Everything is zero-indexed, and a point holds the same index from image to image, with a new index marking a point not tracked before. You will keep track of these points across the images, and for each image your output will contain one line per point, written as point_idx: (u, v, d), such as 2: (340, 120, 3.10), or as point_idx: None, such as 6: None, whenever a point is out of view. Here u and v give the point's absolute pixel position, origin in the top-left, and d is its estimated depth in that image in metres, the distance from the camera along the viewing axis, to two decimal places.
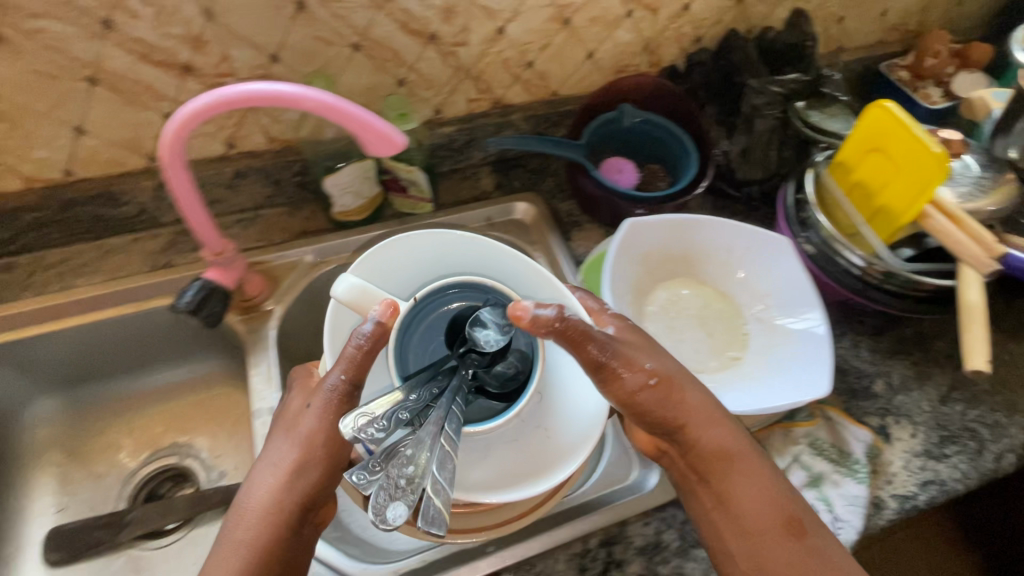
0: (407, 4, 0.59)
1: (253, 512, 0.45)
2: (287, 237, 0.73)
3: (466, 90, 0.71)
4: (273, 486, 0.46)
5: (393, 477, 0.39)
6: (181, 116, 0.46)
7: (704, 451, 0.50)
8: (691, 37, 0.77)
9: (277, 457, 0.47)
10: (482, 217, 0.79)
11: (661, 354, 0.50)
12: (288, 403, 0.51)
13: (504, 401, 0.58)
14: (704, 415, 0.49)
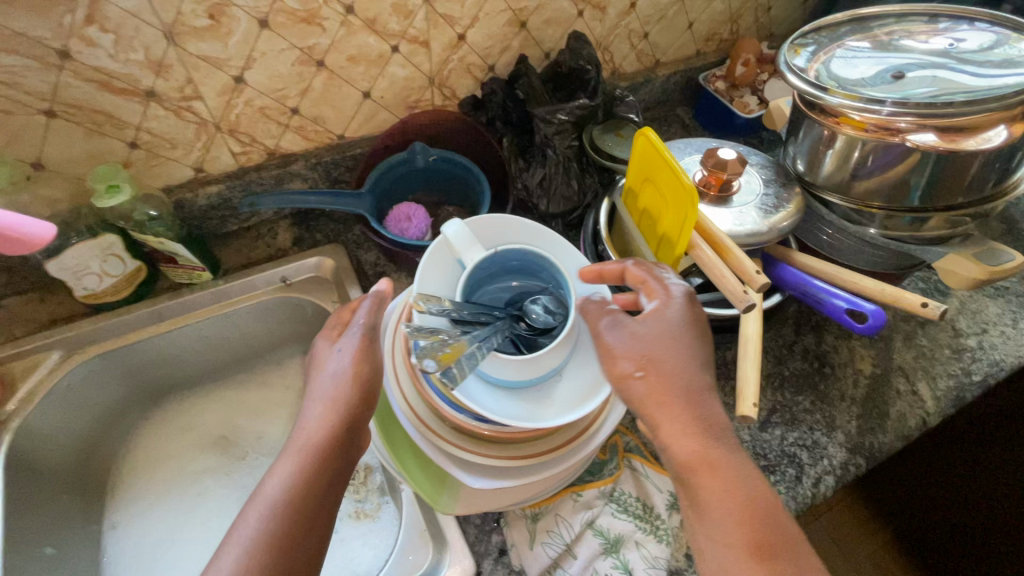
0: (99, 62, 0.51)
1: (317, 427, 0.45)
2: (33, 329, 0.63)
3: (224, 144, 0.64)
4: (339, 401, 0.46)
5: (443, 341, 0.43)
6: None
7: (699, 466, 0.41)
8: (482, 66, 0.72)
9: (319, 384, 0.47)
10: (277, 277, 0.70)
11: (641, 327, 0.45)
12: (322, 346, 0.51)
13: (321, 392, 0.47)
14: (671, 407, 0.43)
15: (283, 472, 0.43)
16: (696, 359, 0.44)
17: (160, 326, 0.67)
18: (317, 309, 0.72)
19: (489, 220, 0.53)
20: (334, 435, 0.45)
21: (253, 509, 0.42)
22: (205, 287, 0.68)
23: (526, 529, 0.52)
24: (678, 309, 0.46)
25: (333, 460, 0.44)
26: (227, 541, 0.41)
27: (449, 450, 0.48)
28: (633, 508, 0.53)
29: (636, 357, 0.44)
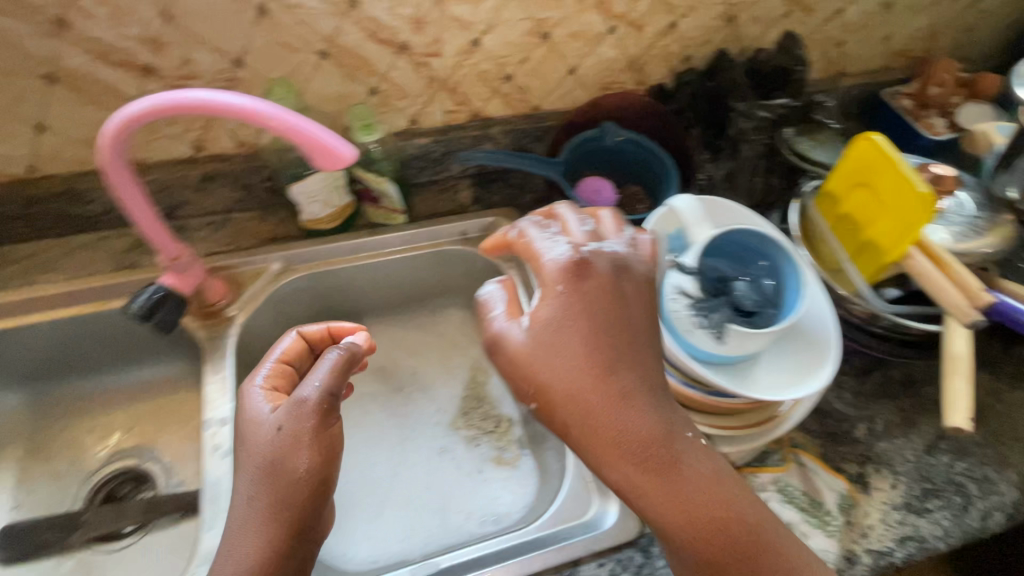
0: (376, 13, 0.58)
1: (252, 556, 0.44)
2: (256, 242, 0.72)
3: (442, 101, 0.69)
4: (300, 486, 0.45)
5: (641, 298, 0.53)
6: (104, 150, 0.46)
7: (581, 436, 0.42)
8: (680, 56, 0.74)
9: (257, 438, 0.47)
10: (457, 231, 0.77)
11: (545, 314, 0.45)
12: (246, 395, 0.50)
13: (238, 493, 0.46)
14: (602, 428, 0.42)
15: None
16: (592, 339, 0.44)
17: (355, 258, 0.74)
18: (488, 264, 0.77)
19: (720, 204, 0.55)
20: (296, 508, 0.45)
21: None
22: (397, 229, 0.75)
23: None
24: (560, 304, 0.45)
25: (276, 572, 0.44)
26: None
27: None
28: (799, 500, 0.55)
29: (532, 372, 0.43)
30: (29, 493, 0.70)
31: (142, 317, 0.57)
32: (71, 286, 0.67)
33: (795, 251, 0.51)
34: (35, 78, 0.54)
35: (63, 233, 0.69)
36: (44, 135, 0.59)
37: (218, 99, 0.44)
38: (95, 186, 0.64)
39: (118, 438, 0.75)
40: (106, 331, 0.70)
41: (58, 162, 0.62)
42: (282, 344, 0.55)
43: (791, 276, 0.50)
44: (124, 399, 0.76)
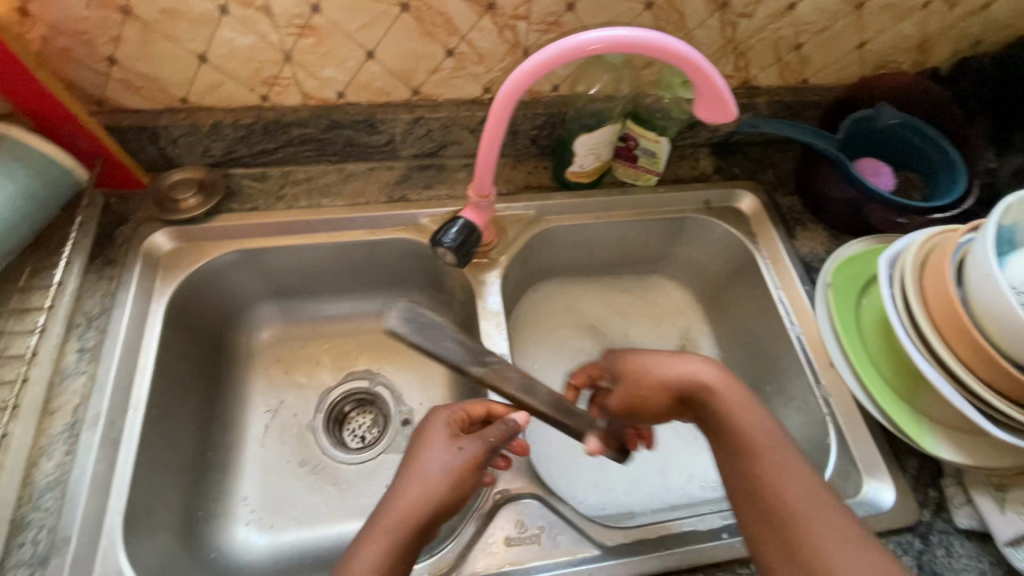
0: None
1: (412, 476, 0.47)
2: (511, 189, 0.73)
3: (725, 65, 0.68)
4: (437, 487, 0.46)
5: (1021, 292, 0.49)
6: (512, 81, 0.47)
7: (681, 383, 0.53)
8: (971, 40, 0.70)
9: (437, 443, 0.50)
10: (701, 199, 0.76)
11: (698, 370, 0.53)
12: (434, 423, 0.52)
13: (424, 465, 0.48)
14: (640, 361, 0.55)
15: (371, 552, 0.43)
16: (674, 357, 0.54)
17: (599, 214, 0.75)
18: (727, 237, 0.76)
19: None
20: (434, 495, 0.46)
21: (370, 540, 0.44)
22: (646, 190, 0.75)
23: (991, 496, 0.54)
24: (617, 356, 0.59)
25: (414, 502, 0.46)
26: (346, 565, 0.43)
27: (982, 400, 0.51)
28: None
29: (498, 393, 0.51)
30: (282, 402, 0.75)
31: (454, 248, 0.59)
32: (349, 211, 0.69)
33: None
34: (392, 4, 0.55)
35: (339, 160, 0.72)
36: (370, 62, 0.61)
37: (672, 41, 0.44)
38: (390, 118, 0.66)
39: (353, 362, 0.79)
40: (366, 260, 0.73)
41: (366, 91, 0.64)
42: (495, 403, 0.56)
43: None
44: (358, 326, 0.80)
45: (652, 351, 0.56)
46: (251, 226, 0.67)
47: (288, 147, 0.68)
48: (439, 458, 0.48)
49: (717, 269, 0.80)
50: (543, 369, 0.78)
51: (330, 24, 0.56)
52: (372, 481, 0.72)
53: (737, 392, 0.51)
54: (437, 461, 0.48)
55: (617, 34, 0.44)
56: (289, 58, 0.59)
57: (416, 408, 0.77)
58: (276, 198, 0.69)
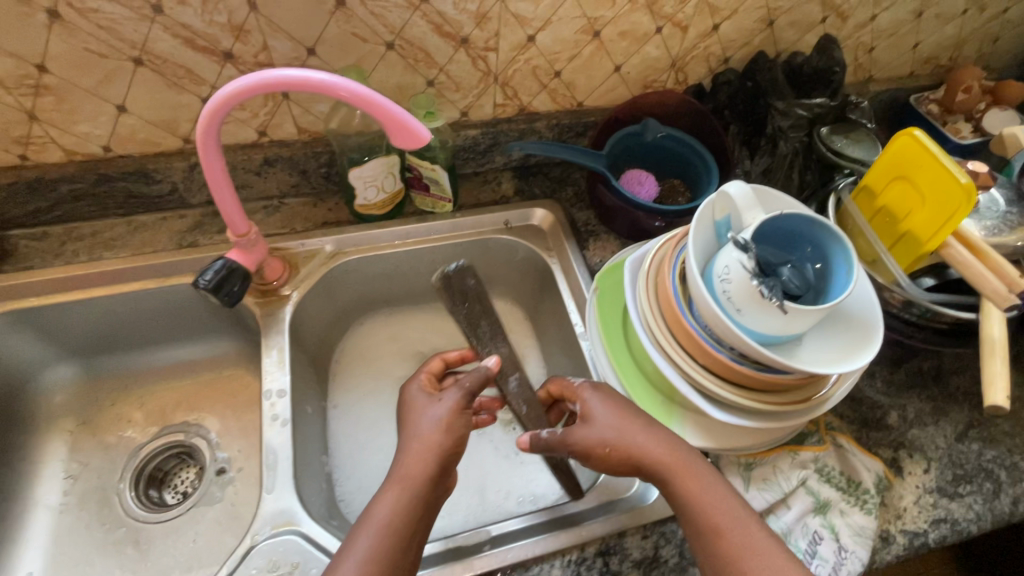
0: (443, 8, 0.61)
1: (415, 446, 0.52)
2: (309, 226, 0.75)
3: (493, 95, 0.73)
4: (433, 436, 0.52)
5: (720, 280, 0.52)
6: (212, 104, 0.48)
7: (642, 464, 0.51)
8: (719, 57, 0.77)
9: (423, 404, 0.56)
10: (501, 220, 0.79)
11: (659, 451, 0.51)
12: (421, 394, 0.57)
13: (426, 418, 0.54)
14: (693, 474, 0.50)
15: (389, 500, 0.49)
16: (649, 428, 0.52)
17: (402, 243, 0.77)
18: (529, 254, 0.79)
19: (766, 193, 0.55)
20: (435, 454, 0.51)
21: (391, 487, 0.50)
22: (443, 217, 0.78)
23: (740, 473, 0.56)
24: (603, 402, 0.55)
25: (427, 461, 0.51)
26: (364, 515, 0.49)
27: (704, 385, 0.54)
28: (837, 480, 0.57)
29: (430, 412, 0.54)
30: (84, 466, 0.72)
31: (210, 289, 0.58)
32: (133, 261, 0.69)
33: (842, 233, 0.51)
34: (124, 60, 0.57)
35: (127, 212, 0.72)
36: (124, 115, 0.62)
37: (387, 104, 0.48)
38: (164, 167, 0.67)
39: (167, 415, 0.76)
40: (163, 309, 0.72)
41: (132, 143, 0.65)
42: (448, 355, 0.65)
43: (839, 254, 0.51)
44: (173, 378, 0.78)
45: (613, 407, 0.54)
46: (25, 285, 0.66)
47: (63, 205, 0.68)
48: (434, 413, 0.54)
49: (530, 284, 0.83)
50: (365, 401, 0.78)
51: (64, 81, 0.57)
52: (178, 537, 0.69)
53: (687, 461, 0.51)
54: (435, 415, 0.54)
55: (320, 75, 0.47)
56: (34, 117, 0.59)
57: (234, 456, 0.75)
58: (55, 256, 0.69)
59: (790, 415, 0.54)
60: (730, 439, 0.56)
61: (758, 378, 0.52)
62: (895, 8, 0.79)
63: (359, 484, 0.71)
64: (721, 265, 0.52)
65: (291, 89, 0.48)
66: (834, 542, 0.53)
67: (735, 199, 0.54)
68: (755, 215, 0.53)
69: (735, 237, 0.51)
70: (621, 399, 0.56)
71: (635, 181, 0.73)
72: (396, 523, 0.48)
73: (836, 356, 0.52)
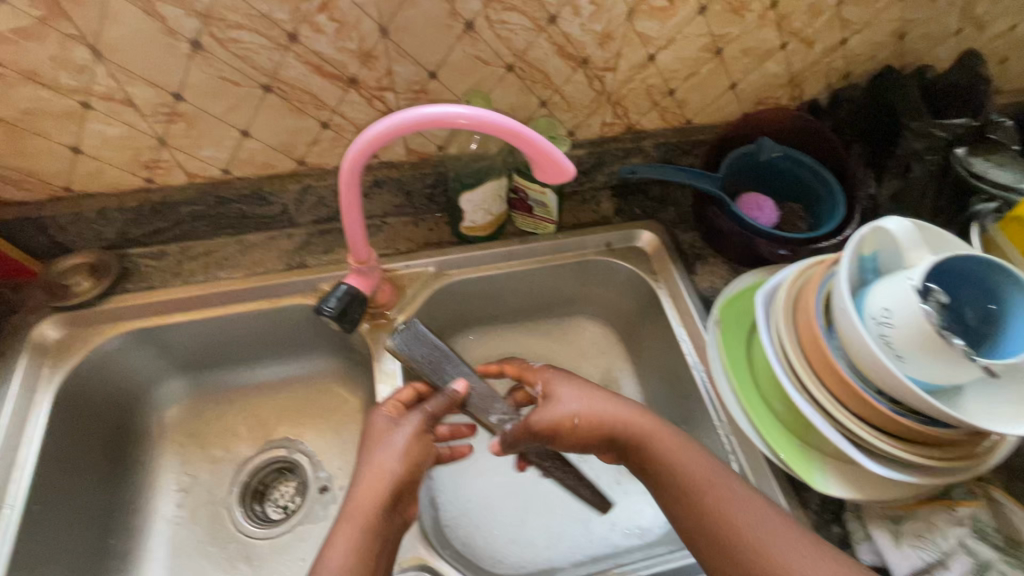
0: (569, 29, 0.58)
1: (367, 477, 0.52)
2: (412, 247, 0.74)
3: (603, 114, 0.70)
4: (391, 465, 0.53)
5: (878, 322, 0.48)
6: (360, 142, 0.47)
7: (629, 429, 0.56)
8: (841, 72, 0.73)
9: (381, 430, 0.56)
10: (602, 241, 0.77)
11: (637, 432, 0.55)
12: (380, 420, 0.58)
13: (386, 446, 0.54)
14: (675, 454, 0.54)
15: (345, 536, 0.49)
16: (615, 402, 0.57)
17: (502, 265, 0.75)
18: (632, 277, 0.77)
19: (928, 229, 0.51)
20: (389, 481, 0.52)
21: (343, 527, 0.50)
22: (546, 237, 0.76)
23: (888, 530, 0.53)
24: (568, 381, 0.59)
25: (381, 494, 0.51)
26: (321, 556, 0.48)
27: (855, 435, 0.51)
28: (995, 539, 0.52)
29: (391, 441, 0.54)
30: (194, 479, 0.73)
31: (334, 317, 0.59)
32: (246, 282, 0.70)
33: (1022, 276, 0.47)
34: (255, 87, 0.57)
35: (238, 232, 0.73)
36: (247, 140, 0.62)
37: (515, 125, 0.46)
38: (278, 190, 0.68)
39: (268, 431, 0.77)
40: (270, 328, 0.73)
41: (251, 166, 0.65)
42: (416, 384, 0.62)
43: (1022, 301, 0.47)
44: (272, 393, 0.79)
45: (580, 388, 0.58)
46: (147, 305, 0.68)
47: (181, 225, 0.70)
48: (397, 440, 0.55)
49: (630, 306, 0.80)
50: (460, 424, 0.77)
51: (198, 109, 0.58)
52: (286, 554, 0.70)
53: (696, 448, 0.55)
54: (395, 443, 0.54)
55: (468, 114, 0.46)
56: (164, 142, 0.60)
57: (334, 474, 0.75)
58: (173, 275, 0.70)
59: (950, 470, 0.50)
60: (877, 489, 0.52)
61: (919, 429, 0.48)
62: None
63: (462, 509, 0.70)
64: (879, 308, 0.48)
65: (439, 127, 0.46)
66: None
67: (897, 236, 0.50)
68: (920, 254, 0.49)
69: (898, 279, 0.48)
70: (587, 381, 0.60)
71: (754, 205, 0.69)
72: (352, 561, 0.48)
73: (1010, 412, 0.47)
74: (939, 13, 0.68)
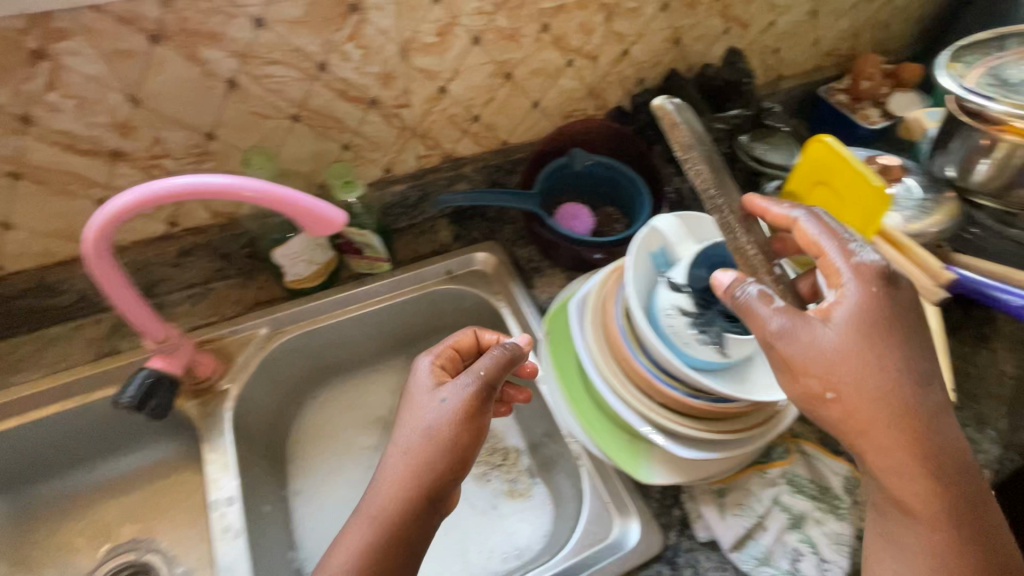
0: (344, 73, 0.58)
1: (403, 466, 0.47)
2: (240, 310, 0.71)
3: (414, 148, 0.70)
4: (438, 448, 0.47)
5: (673, 316, 0.52)
6: (100, 218, 0.44)
7: (904, 400, 0.41)
8: (634, 79, 0.78)
9: (424, 406, 0.50)
10: (443, 270, 0.77)
11: (924, 406, 0.42)
12: (429, 397, 0.50)
13: (421, 421, 0.49)
14: (880, 418, 0.41)
15: (365, 539, 0.45)
16: (910, 355, 0.42)
17: (341, 311, 0.74)
18: (477, 301, 0.78)
19: (693, 217, 0.56)
20: (431, 476, 0.47)
21: (361, 521, 0.46)
22: (383, 277, 0.75)
23: (715, 502, 0.56)
24: (862, 308, 0.42)
25: (434, 485, 0.47)
26: (329, 551, 0.46)
27: (664, 424, 0.53)
28: (809, 489, 0.57)
29: (422, 414, 0.49)
30: None
31: (134, 407, 0.54)
32: (47, 382, 0.63)
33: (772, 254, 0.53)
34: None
35: (35, 328, 0.66)
36: (11, 232, 0.56)
37: (296, 196, 0.46)
38: (66, 278, 0.63)
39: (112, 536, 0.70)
40: (87, 426, 0.66)
41: (26, 257, 0.59)
42: (461, 336, 0.58)
43: (774, 276, 0.53)
44: (125, 489, 0.71)
45: (852, 327, 0.42)
46: None
47: None
48: (431, 414, 0.49)
49: (483, 328, 0.81)
50: (328, 481, 0.74)
51: None
52: None
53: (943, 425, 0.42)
54: (432, 418, 0.48)
55: (246, 181, 0.45)
56: None
57: (194, 567, 0.69)
58: None
59: (750, 440, 0.54)
60: (696, 470, 0.56)
61: (713, 407, 0.52)
62: (792, 10, 0.81)
63: None
64: (665, 302, 0.52)
65: (203, 198, 0.45)
66: (814, 556, 0.53)
67: (667, 232, 0.54)
68: (688, 244, 0.53)
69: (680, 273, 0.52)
70: (859, 313, 0.42)
71: (570, 215, 0.73)
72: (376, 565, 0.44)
73: (783, 380, 0.53)
74: (703, 17, 0.74)
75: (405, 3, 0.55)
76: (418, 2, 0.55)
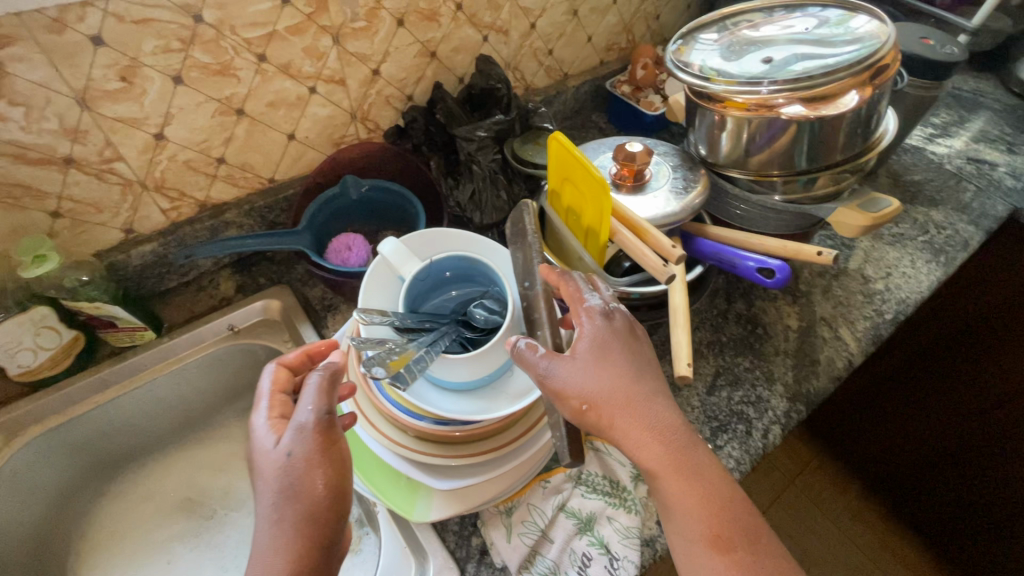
0: (10, 136, 0.51)
1: (274, 533, 0.39)
2: None
3: (152, 203, 0.64)
4: (307, 495, 0.40)
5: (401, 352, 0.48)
6: None
7: (645, 404, 0.44)
8: (400, 97, 0.75)
9: (270, 466, 0.41)
10: (223, 326, 0.71)
11: (660, 411, 0.44)
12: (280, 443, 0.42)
13: (274, 477, 0.41)
14: (633, 421, 0.43)
15: None
16: (637, 372, 0.45)
17: (101, 395, 0.65)
18: (270, 351, 0.72)
19: (418, 238, 0.55)
20: (309, 529, 0.40)
21: None
22: (149, 347, 0.67)
23: (502, 524, 0.54)
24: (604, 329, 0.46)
25: (321, 525, 0.40)
26: None
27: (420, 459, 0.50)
28: (601, 486, 0.56)
29: (273, 470, 0.41)
30: None
31: None
32: None
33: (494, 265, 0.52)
34: None
35: None
36: None
37: None
38: None
39: None
40: None
41: None
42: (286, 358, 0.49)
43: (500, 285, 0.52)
44: None
45: (594, 346, 0.45)
46: None
47: None
48: (280, 466, 0.41)
49: None
50: None
51: None
52: None
53: (686, 435, 0.45)
54: (283, 470, 0.41)
55: None
56: None
57: None
58: None
59: (518, 452, 0.52)
60: (477, 495, 0.52)
61: (463, 430, 0.49)
62: (550, 12, 0.83)
63: None
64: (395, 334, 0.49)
65: None
66: (603, 557, 0.52)
67: (389, 260, 0.51)
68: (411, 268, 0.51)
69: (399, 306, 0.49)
70: (620, 336, 0.46)
71: (345, 249, 0.69)
72: None
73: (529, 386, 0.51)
74: (451, 28, 0.73)
75: (57, 51, 0.49)
76: (75, 48, 0.50)
